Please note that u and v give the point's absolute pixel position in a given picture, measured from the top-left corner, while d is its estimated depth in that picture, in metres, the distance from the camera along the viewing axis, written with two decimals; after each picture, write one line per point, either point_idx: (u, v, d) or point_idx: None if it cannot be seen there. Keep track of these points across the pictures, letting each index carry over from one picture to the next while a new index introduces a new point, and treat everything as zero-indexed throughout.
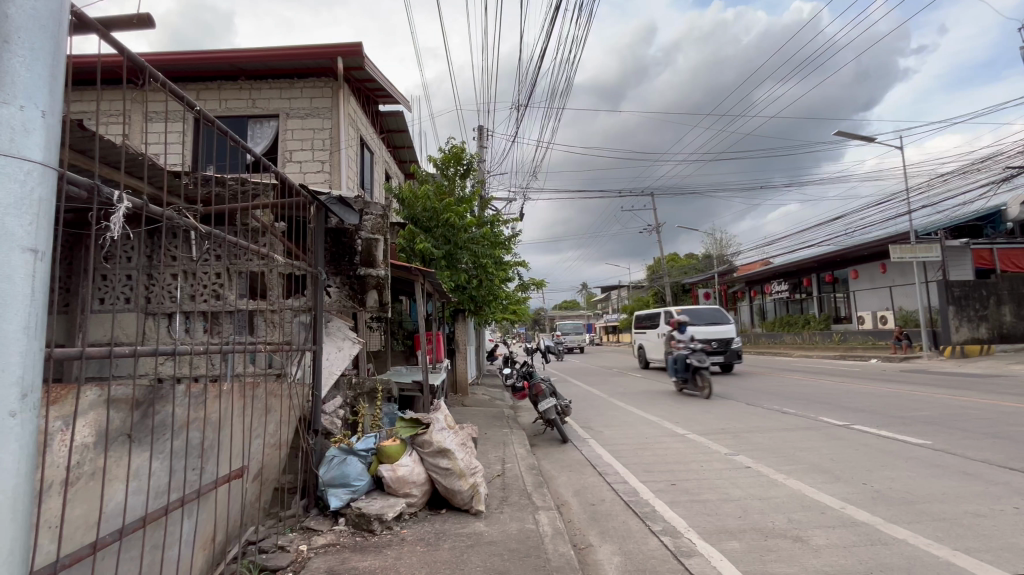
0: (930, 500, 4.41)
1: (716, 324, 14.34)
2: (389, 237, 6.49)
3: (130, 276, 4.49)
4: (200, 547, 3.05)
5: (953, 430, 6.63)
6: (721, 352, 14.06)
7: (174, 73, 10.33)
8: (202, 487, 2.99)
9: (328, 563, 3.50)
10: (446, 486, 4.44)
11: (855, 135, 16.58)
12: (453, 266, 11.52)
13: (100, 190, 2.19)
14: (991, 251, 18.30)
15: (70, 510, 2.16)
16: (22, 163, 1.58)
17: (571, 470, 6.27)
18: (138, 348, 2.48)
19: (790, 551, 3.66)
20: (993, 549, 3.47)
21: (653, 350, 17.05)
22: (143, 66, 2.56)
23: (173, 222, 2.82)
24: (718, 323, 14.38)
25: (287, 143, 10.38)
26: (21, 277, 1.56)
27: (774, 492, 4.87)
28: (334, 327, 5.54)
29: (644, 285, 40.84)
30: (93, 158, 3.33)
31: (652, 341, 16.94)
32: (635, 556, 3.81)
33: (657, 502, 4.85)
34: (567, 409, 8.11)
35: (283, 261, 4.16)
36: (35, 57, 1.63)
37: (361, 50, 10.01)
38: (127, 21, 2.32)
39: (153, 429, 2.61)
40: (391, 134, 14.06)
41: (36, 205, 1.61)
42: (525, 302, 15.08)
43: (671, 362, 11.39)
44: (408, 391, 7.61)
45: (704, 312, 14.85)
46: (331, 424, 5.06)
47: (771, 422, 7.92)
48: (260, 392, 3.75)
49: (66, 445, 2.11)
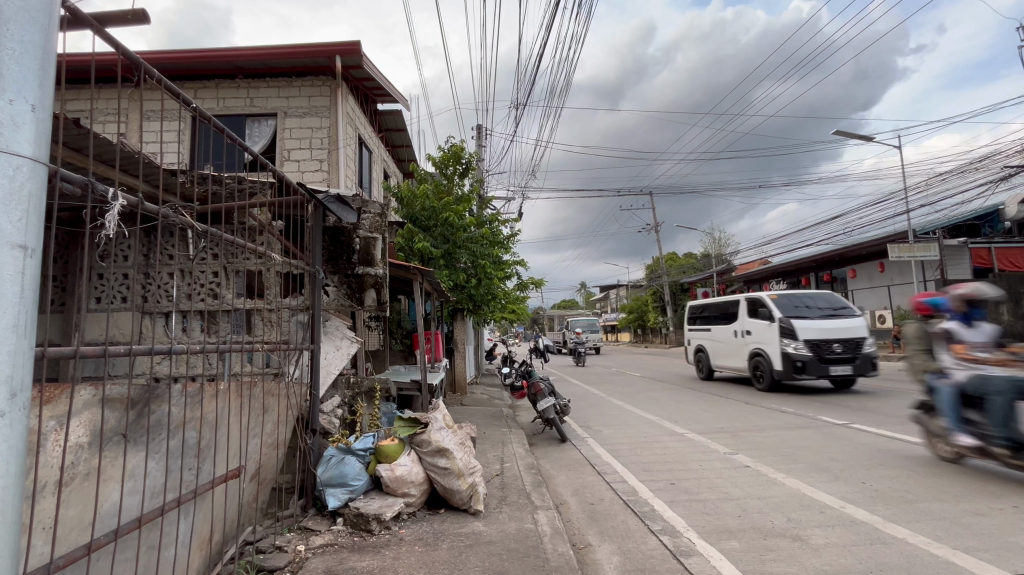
0: (929, 499, 4.39)
1: (835, 319, 10.04)
2: (387, 236, 6.40)
3: (126, 274, 4.47)
4: (197, 546, 3.03)
5: None
6: (849, 359, 9.67)
7: (171, 71, 10.29)
8: (199, 487, 2.97)
9: (326, 563, 3.48)
10: (445, 486, 4.42)
11: (854, 135, 16.52)
12: (451, 266, 11.49)
13: (95, 187, 2.15)
14: (989, 250, 18.33)
15: (64, 511, 2.13)
16: (11, 158, 1.55)
17: (570, 469, 6.26)
18: (133, 347, 2.46)
19: (790, 550, 3.64)
20: (993, 549, 3.46)
21: (720, 355, 12.47)
22: (139, 63, 2.52)
23: (170, 221, 2.79)
24: (838, 317, 10.05)
25: (285, 142, 10.34)
26: (10, 275, 1.53)
27: (773, 492, 4.85)
28: (333, 326, 5.51)
29: (643, 284, 40.66)
30: (88, 157, 3.31)
31: (722, 342, 12.29)
32: (634, 556, 3.79)
33: (656, 502, 4.83)
34: (566, 409, 8.06)
35: (281, 259, 4.13)
36: (24, 49, 1.61)
37: (359, 49, 9.98)
38: (121, 17, 2.28)
39: (149, 429, 2.59)
40: (389, 133, 14.02)
41: (25, 199, 1.59)
42: (524, 301, 15.02)
43: (953, 398, 5.13)
44: (407, 390, 7.60)
45: (810, 299, 10.60)
46: (329, 423, 5.03)
47: (770, 421, 7.90)
48: (257, 390, 3.72)
49: (60, 444, 2.09)
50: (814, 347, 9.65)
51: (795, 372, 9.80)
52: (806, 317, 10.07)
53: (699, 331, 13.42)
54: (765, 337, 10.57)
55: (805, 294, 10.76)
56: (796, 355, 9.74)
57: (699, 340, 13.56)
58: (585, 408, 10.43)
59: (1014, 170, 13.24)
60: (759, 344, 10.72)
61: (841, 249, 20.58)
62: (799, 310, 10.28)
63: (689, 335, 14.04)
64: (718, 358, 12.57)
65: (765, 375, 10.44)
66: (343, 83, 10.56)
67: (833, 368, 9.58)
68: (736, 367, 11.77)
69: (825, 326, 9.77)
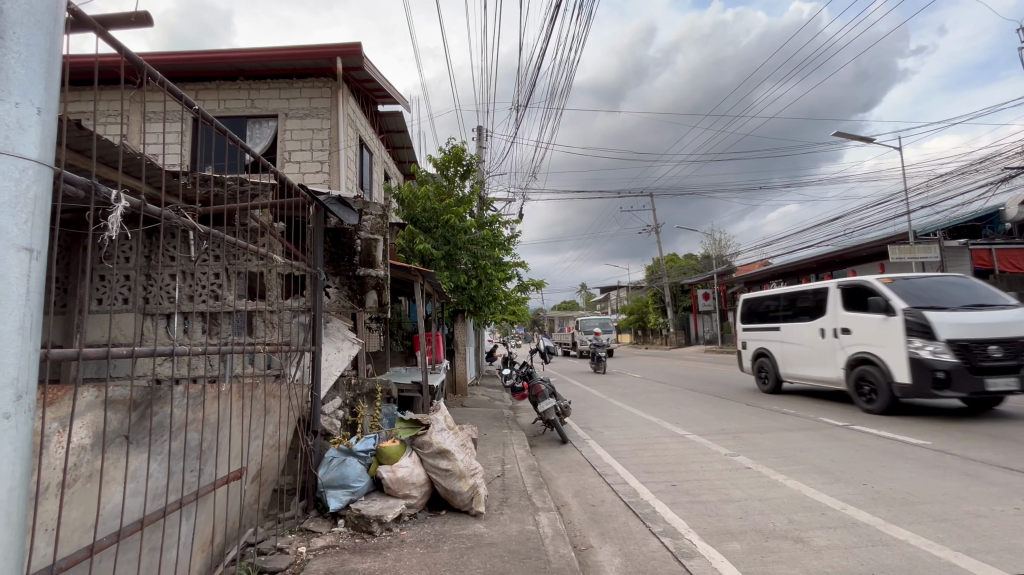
0: (930, 500, 4.40)
1: (986, 311, 7.14)
2: (388, 237, 6.43)
3: (128, 276, 4.48)
4: (198, 548, 3.03)
5: (952, 431, 6.62)
6: (1011, 365, 6.79)
7: (173, 73, 10.30)
8: (201, 488, 2.97)
9: (327, 565, 3.48)
10: (446, 487, 4.42)
11: (854, 137, 16.53)
12: (452, 267, 11.50)
13: (98, 189, 2.15)
14: (989, 251, 18.30)
15: (67, 512, 2.14)
16: (17, 161, 1.56)
17: (571, 470, 6.27)
18: (136, 349, 2.46)
19: (791, 552, 3.64)
20: (995, 550, 3.46)
21: (797, 362, 9.71)
22: (142, 66, 2.53)
23: (172, 222, 2.79)
24: (987, 308, 7.20)
25: (286, 143, 10.35)
26: (16, 277, 1.54)
27: (775, 493, 4.86)
28: (334, 328, 5.52)
29: (643, 285, 40.55)
30: (91, 158, 3.32)
31: (802, 346, 9.50)
32: (636, 557, 3.80)
33: (657, 503, 4.85)
34: (567, 410, 8.07)
35: (283, 261, 4.13)
36: (31, 53, 1.61)
37: (360, 50, 10.00)
38: (125, 19, 2.29)
39: (151, 430, 2.59)
40: (390, 134, 14.03)
41: (32, 202, 1.59)
42: (525, 302, 15.01)
43: None
44: (408, 391, 7.60)
45: (940, 283, 7.77)
46: (330, 424, 5.04)
47: (771, 422, 7.92)
48: (258, 392, 3.73)
49: (62, 445, 2.09)
50: (961, 350, 6.79)
51: (930, 387, 6.94)
52: (942, 307, 7.24)
53: (764, 333, 10.66)
54: (875, 335, 7.76)
55: (928, 276, 7.94)
56: (933, 362, 6.88)
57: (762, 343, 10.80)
58: (586, 409, 10.43)
59: (1014, 171, 13.26)
60: (866, 347, 7.90)
61: (841, 251, 20.58)
62: (930, 300, 7.43)
63: (744, 336, 11.44)
64: (795, 366, 9.78)
65: (881, 388, 7.62)
66: (344, 85, 10.58)
67: (989, 382, 6.70)
68: (822, 377, 8.99)
69: (975, 320, 6.92)
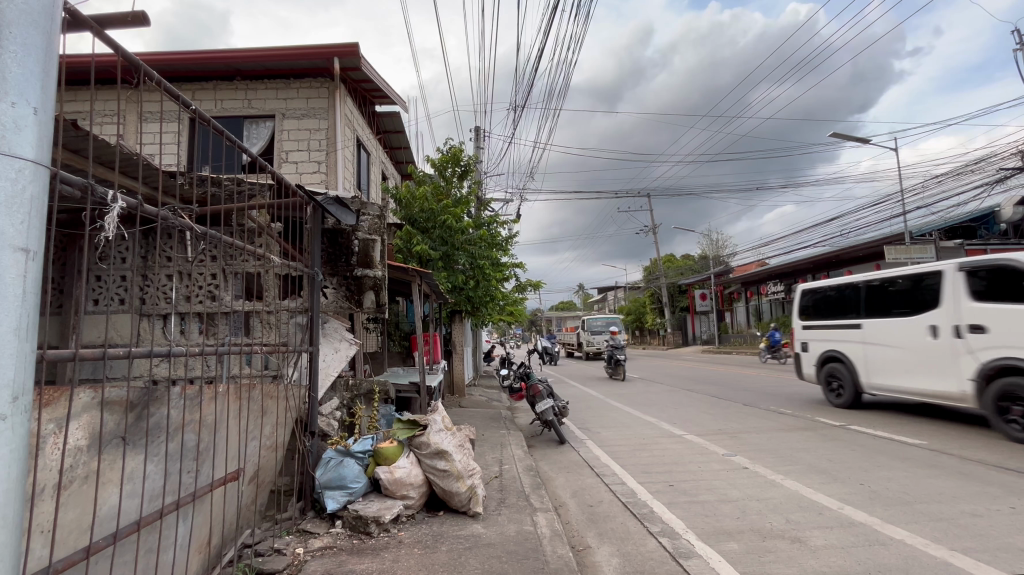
0: (927, 500, 4.42)
1: None
2: (386, 238, 6.40)
3: (124, 276, 4.47)
4: (196, 549, 3.02)
5: (948, 431, 6.65)
6: None
7: (170, 73, 10.28)
8: (198, 490, 2.96)
9: (324, 566, 3.47)
10: (444, 488, 4.41)
11: (851, 137, 16.60)
12: (450, 267, 11.49)
13: (94, 190, 2.14)
14: (986, 251, 18.41)
15: (63, 514, 2.13)
16: (13, 160, 1.55)
17: (569, 471, 6.27)
18: (133, 350, 2.45)
19: (789, 551, 3.65)
20: (990, 549, 3.48)
21: (885, 369, 7.61)
22: (139, 65, 2.51)
23: (168, 223, 2.78)
24: None
25: (284, 144, 10.33)
26: (11, 277, 1.53)
27: (772, 492, 4.87)
28: (331, 328, 5.52)
29: (641, 286, 40.50)
30: (88, 158, 3.31)
31: (896, 348, 7.40)
32: (634, 558, 3.80)
33: (655, 503, 4.85)
34: (566, 410, 8.07)
35: (280, 262, 4.11)
36: (27, 52, 1.61)
37: (358, 50, 9.99)
38: (122, 19, 2.28)
39: (147, 431, 2.58)
40: (388, 134, 14.01)
41: (28, 202, 1.59)
42: (523, 303, 15.01)
43: None
44: (405, 392, 7.57)
45: None
46: (327, 425, 5.03)
47: (768, 422, 7.94)
48: (256, 392, 3.71)
49: (58, 447, 2.08)
50: None
51: None
52: None
53: (836, 331, 8.47)
54: (1023, 330, 5.76)
55: None
56: None
57: (830, 345, 8.63)
58: (584, 410, 10.43)
59: (1010, 172, 13.32)
60: (1014, 351, 5.83)
61: (838, 251, 20.63)
62: None
63: (801, 335, 9.30)
64: (880, 375, 7.70)
65: None
66: (341, 85, 10.56)
67: None
68: (932, 392, 6.87)
69: None
